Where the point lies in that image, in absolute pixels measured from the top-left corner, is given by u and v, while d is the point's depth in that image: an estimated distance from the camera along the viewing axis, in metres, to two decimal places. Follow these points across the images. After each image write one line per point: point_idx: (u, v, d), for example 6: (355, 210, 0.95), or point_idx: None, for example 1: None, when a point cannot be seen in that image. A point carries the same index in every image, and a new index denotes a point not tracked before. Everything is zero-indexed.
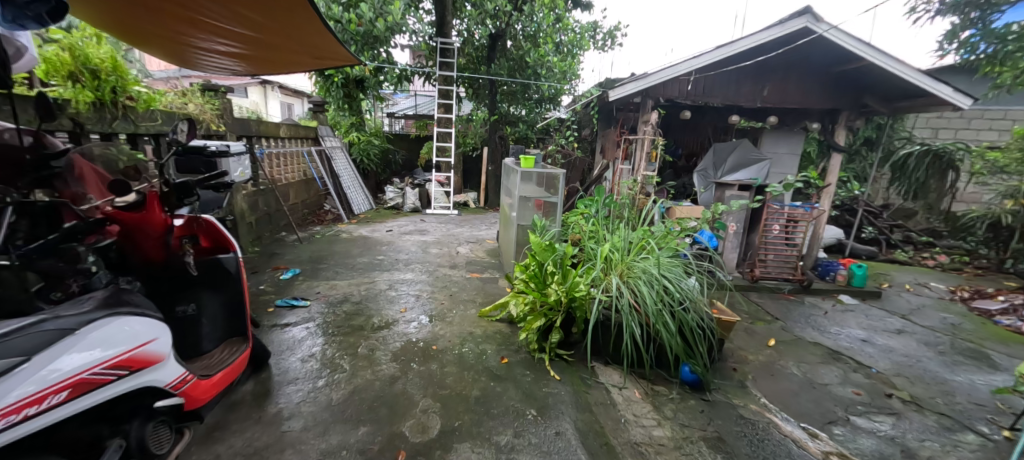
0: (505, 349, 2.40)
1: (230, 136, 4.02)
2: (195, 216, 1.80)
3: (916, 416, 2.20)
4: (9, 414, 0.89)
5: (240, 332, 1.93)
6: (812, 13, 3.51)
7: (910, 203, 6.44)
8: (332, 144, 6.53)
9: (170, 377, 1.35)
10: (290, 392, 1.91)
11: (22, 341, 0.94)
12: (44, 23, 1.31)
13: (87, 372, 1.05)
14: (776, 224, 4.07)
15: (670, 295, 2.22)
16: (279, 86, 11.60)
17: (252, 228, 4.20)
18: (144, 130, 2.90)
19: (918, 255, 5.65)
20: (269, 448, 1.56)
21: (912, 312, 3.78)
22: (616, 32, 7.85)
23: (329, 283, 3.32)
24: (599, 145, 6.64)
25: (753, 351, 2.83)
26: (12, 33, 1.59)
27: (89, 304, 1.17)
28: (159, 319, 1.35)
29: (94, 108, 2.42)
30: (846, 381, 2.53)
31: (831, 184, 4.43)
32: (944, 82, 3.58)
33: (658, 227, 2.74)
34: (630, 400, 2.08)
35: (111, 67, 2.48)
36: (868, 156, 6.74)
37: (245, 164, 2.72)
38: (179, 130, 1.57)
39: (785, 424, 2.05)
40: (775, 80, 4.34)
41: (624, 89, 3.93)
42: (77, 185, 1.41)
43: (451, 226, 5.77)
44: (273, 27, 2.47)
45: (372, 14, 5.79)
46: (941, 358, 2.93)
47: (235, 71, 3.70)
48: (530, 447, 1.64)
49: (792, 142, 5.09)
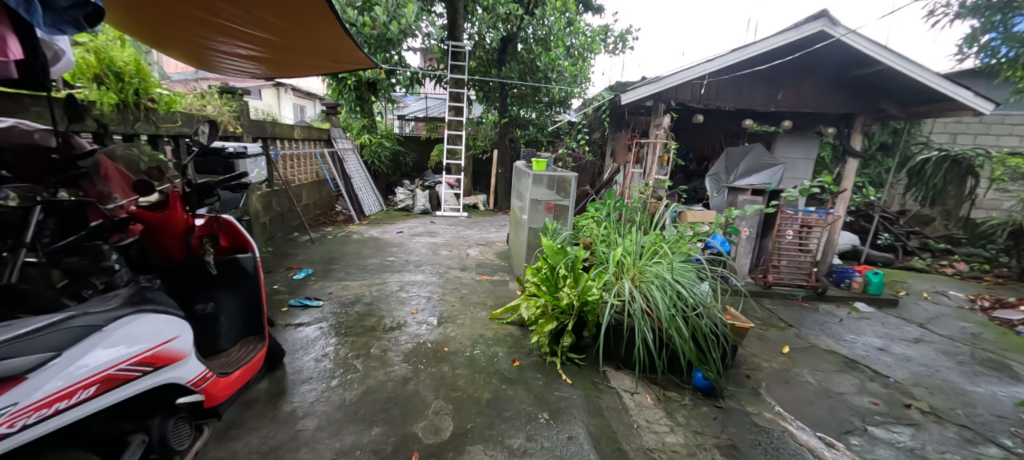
0: (517, 352, 2.40)
1: (246, 137, 4.03)
2: (216, 215, 1.83)
3: (936, 428, 2.15)
4: (41, 408, 0.92)
5: (257, 331, 1.95)
6: (828, 17, 3.47)
7: (927, 209, 6.35)
8: (345, 146, 6.60)
9: (192, 374, 1.37)
10: (304, 391, 1.93)
11: (53, 336, 0.97)
12: (81, 28, 1.34)
13: (114, 368, 1.07)
14: (790, 230, 4.01)
15: (684, 300, 2.21)
16: (292, 89, 11.80)
17: (266, 228, 4.25)
18: (164, 132, 2.95)
19: (936, 262, 5.52)
20: (285, 446, 1.58)
21: (931, 321, 3.70)
22: (628, 35, 7.86)
23: (341, 283, 3.35)
24: (610, 148, 6.65)
25: (766, 358, 2.79)
26: (51, 38, 1.62)
27: (114, 301, 1.20)
28: (182, 317, 1.38)
29: (117, 109, 2.47)
30: (863, 391, 2.48)
31: (846, 190, 4.34)
32: (966, 86, 3.51)
33: (671, 232, 2.78)
34: (642, 405, 2.06)
35: (134, 70, 2.53)
36: (883, 162, 6.62)
37: (258, 165, 2.85)
38: (199, 132, 1.64)
39: (800, 433, 2.02)
40: (790, 84, 4.29)
41: (637, 93, 3.92)
42: (101, 185, 1.46)
43: (461, 229, 5.80)
44: (289, 30, 2.49)
45: (387, 16, 5.84)
46: (961, 369, 2.87)
47: (254, 74, 3.76)
48: (543, 450, 1.64)
49: (806, 148, 4.96)
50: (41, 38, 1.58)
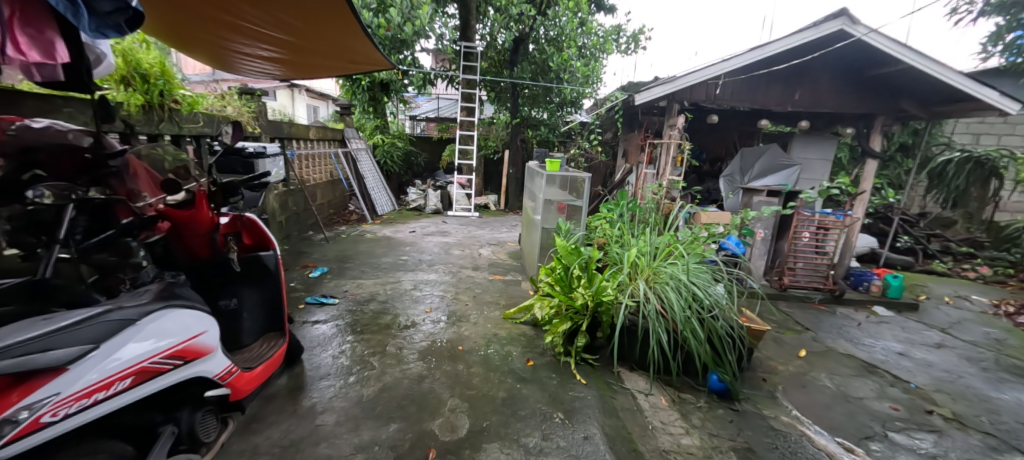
0: (531, 351, 2.41)
1: (264, 138, 4.11)
2: (239, 214, 1.88)
3: (959, 434, 2.11)
4: (81, 398, 0.95)
5: (277, 327, 1.99)
6: (848, 15, 3.41)
7: (948, 211, 6.20)
8: (358, 146, 6.67)
9: (219, 368, 1.41)
10: (322, 387, 1.96)
11: (90, 330, 1.01)
12: (123, 32, 1.40)
13: (147, 361, 1.11)
14: (807, 232, 3.94)
15: (699, 302, 2.20)
16: (305, 90, 11.96)
17: (282, 227, 4.32)
18: (187, 132, 3.03)
19: (957, 266, 5.39)
20: (305, 441, 1.61)
21: (953, 326, 3.62)
22: (640, 35, 7.82)
23: (355, 282, 3.39)
24: (622, 149, 6.62)
25: (782, 361, 2.76)
26: (94, 41, 1.68)
27: (146, 296, 1.24)
28: (209, 313, 1.42)
29: (143, 110, 2.55)
30: (883, 396, 2.43)
31: (865, 191, 4.26)
32: (991, 86, 3.42)
33: (686, 234, 2.75)
34: (657, 407, 2.05)
35: (159, 72, 2.60)
36: (903, 162, 6.49)
37: (277, 165, 2.91)
38: (224, 133, 1.68)
39: (819, 437, 1.99)
40: (807, 83, 4.22)
41: (651, 93, 3.90)
42: (131, 182, 1.46)
43: (472, 228, 5.83)
44: (310, 31, 2.54)
45: (401, 18, 5.89)
46: (985, 375, 2.80)
47: (273, 75, 3.84)
48: (558, 450, 1.64)
49: (824, 148, 4.87)
50: (84, 42, 1.63)
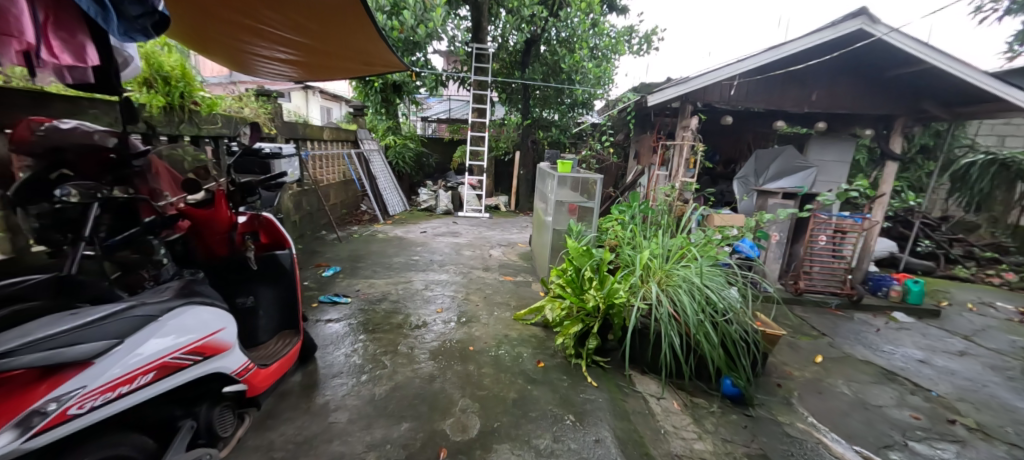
0: (541, 353, 2.40)
1: (280, 139, 4.18)
2: (257, 213, 1.91)
3: (983, 445, 2.04)
4: (105, 392, 0.98)
5: (292, 325, 2.02)
6: (868, 14, 3.34)
7: (972, 215, 6.02)
8: (371, 147, 6.75)
9: (236, 364, 1.43)
10: (335, 385, 1.99)
11: (114, 325, 1.03)
12: (149, 35, 1.44)
13: (168, 356, 1.13)
14: (823, 235, 3.87)
15: (713, 305, 2.16)
16: (319, 91, 12.15)
17: (296, 226, 4.39)
18: (206, 133, 3.10)
19: (981, 271, 5.23)
20: (318, 438, 1.63)
21: (977, 333, 3.51)
22: (653, 35, 7.76)
23: (367, 281, 3.42)
24: (634, 150, 6.58)
25: (798, 367, 2.71)
26: (122, 44, 1.72)
27: (166, 293, 1.26)
28: (227, 310, 1.44)
29: (165, 112, 2.61)
30: (903, 404, 2.37)
31: (885, 194, 4.16)
32: (1018, 86, 3.31)
33: (699, 236, 2.72)
34: (669, 411, 2.03)
35: (180, 74, 2.65)
36: (924, 165, 6.32)
37: (293, 165, 2.95)
38: (242, 134, 1.70)
39: (835, 445, 1.95)
40: (825, 84, 4.15)
41: (664, 94, 3.87)
42: (153, 181, 1.48)
43: (483, 229, 5.84)
44: (326, 34, 2.58)
45: (414, 20, 5.95)
46: (1011, 384, 2.71)
47: (290, 77, 3.92)
48: (569, 452, 1.64)
49: (842, 149, 4.63)
50: (113, 45, 1.67)
